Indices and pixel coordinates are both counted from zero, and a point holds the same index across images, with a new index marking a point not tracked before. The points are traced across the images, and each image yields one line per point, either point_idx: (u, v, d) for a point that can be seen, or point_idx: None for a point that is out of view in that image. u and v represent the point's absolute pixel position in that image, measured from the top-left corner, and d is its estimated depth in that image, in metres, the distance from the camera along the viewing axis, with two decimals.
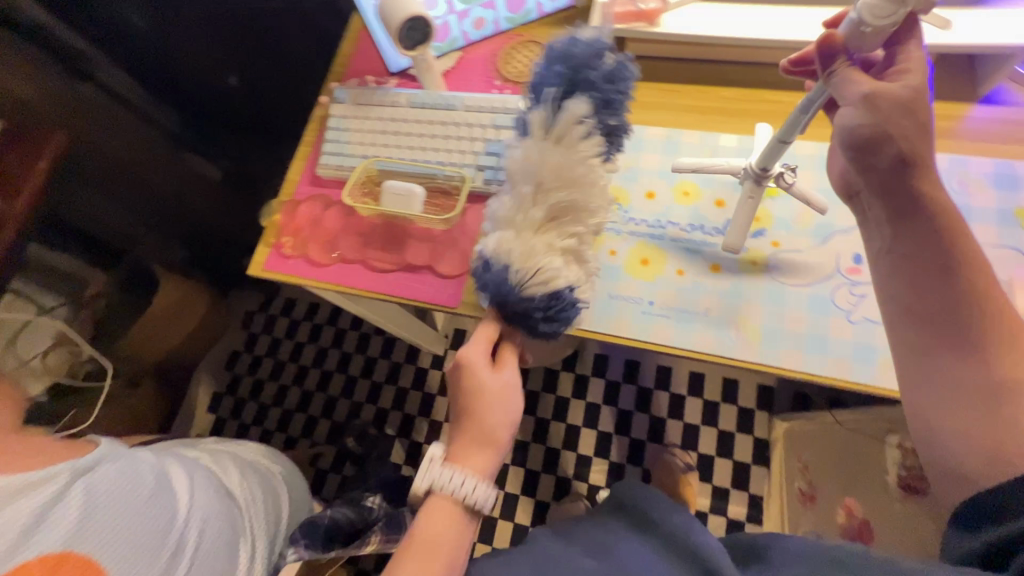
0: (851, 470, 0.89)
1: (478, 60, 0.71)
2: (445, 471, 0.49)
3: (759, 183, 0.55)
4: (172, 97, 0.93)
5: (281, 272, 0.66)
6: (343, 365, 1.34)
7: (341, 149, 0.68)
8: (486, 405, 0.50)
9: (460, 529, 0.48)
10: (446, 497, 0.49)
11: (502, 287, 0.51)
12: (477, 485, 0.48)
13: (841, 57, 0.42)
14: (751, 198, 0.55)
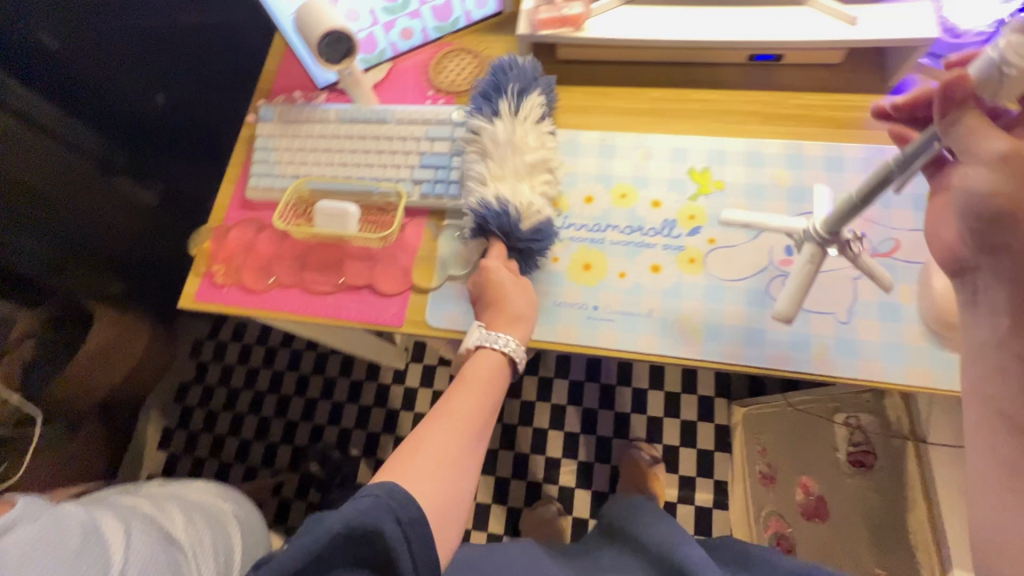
0: (805, 450, 0.91)
1: (409, 70, 0.70)
2: (490, 334, 0.52)
3: (823, 247, 0.48)
4: (89, 114, 0.82)
5: (213, 302, 0.63)
6: (299, 386, 1.30)
7: (270, 170, 0.66)
8: (511, 291, 0.54)
9: (499, 391, 0.50)
10: (492, 354, 0.51)
11: (505, 220, 0.56)
12: (518, 347, 0.52)
13: (968, 102, 0.34)
14: (812, 261, 0.48)
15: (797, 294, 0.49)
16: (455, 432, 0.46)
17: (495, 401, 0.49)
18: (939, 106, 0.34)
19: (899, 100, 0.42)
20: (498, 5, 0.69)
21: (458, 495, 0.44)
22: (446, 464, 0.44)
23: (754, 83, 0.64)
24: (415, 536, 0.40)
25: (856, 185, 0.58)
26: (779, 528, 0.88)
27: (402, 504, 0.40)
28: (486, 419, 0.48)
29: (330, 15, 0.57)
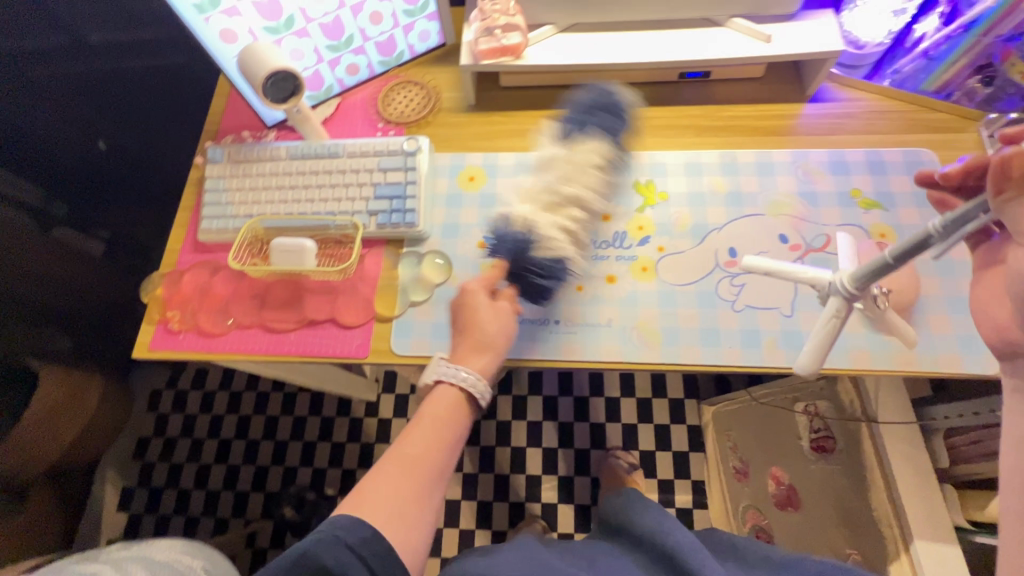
0: (770, 440, 0.96)
1: (358, 104, 0.72)
2: (451, 368, 0.52)
3: (850, 302, 0.46)
4: (25, 165, 0.79)
5: (169, 350, 0.61)
6: (268, 428, 1.26)
7: (222, 211, 0.65)
8: (485, 320, 0.54)
9: (457, 424, 0.51)
10: (450, 387, 0.52)
11: (514, 243, 0.57)
12: (479, 382, 0.52)
13: None
14: (839, 315, 0.46)
15: (823, 345, 0.47)
16: (406, 468, 0.47)
17: (452, 433, 0.50)
18: (997, 180, 0.33)
19: (952, 169, 0.44)
20: (440, 38, 0.72)
21: (416, 524, 0.45)
22: (399, 497, 0.45)
23: (686, 99, 0.68)
24: (372, 558, 0.42)
25: (787, 187, 0.62)
26: (757, 521, 0.92)
27: (352, 531, 0.42)
28: (441, 453, 0.49)
29: (277, 56, 0.58)
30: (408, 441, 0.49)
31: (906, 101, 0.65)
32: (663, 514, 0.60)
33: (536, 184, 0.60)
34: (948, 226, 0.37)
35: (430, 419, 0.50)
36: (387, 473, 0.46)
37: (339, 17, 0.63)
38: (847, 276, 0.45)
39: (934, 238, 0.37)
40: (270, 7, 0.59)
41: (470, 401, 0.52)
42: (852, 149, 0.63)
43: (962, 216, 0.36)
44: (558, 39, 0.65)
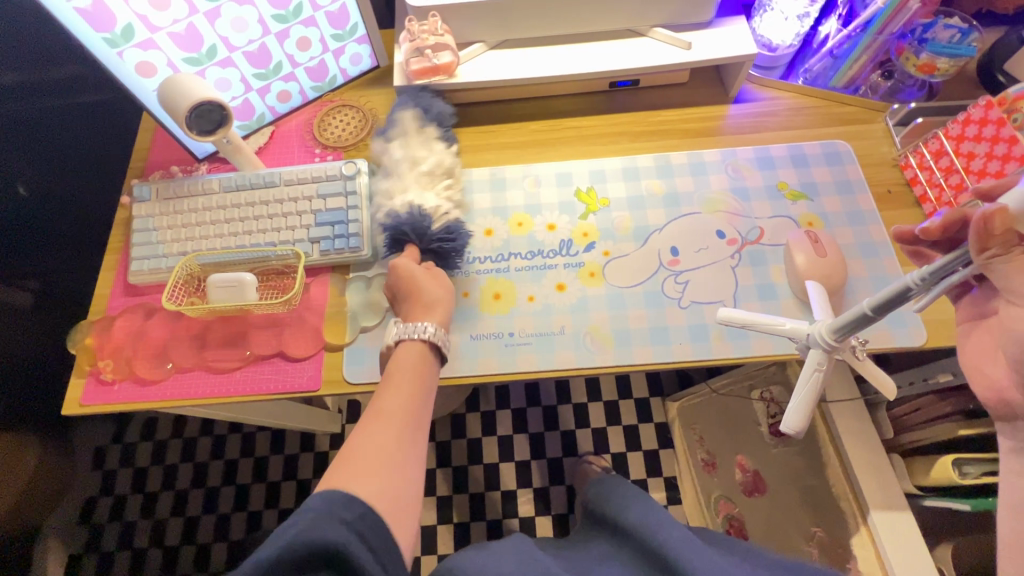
0: (734, 428, 0.98)
1: (292, 131, 0.70)
2: (406, 327, 0.51)
3: (830, 353, 0.44)
4: None
5: (103, 403, 0.57)
6: (226, 472, 1.20)
7: (153, 251, 0.62)
8: (426, 285, 0.55)
9: (430, 376, 0.49)
10: (414, 344, 0.50)
11: (411, 222, 0.59)
12: (438, 331, 0.51)
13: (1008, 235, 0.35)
14: (821, 369, 0.45)
15: (808, 403, 0.45)
16: (389, 428, 0.44)
17: (426, 387, 0.48)
18: (981, 237, 0.36)
19: (931, 225, 0.44)
20: (373, 60, 0.72)
21: (405, 491, 0.42)
22: (386, 458, 0.42)
23: (618, 107, 0.70)
24: (372, 535, 0.38)
25: (720, 184, 0.65)
26: (728, 510, 0.94)
27: (346, 507, 0.38)
28: (419, 409, 0.46)
29: (203, 86, 0.57)
30: (382, 401, 0.46)
31: (820, 98, 0.69)
32: (650, 508, 0.55)
33: (407, 175, 0.63)
34: (929, 279, 0.36)
35: (402, 377, 0.48)
36: (371, 436, 0.43)
37: (265, 44, 0.62)
38: (825, 328, 0.44)
39: (914, 289, 0.37)
40: (190, 38, 0.58)
41: (434, 353, 0.51)
42: (775, 144, 0.67)
43: (944, 267, 0.36)
44: (489, 56, 0.66)
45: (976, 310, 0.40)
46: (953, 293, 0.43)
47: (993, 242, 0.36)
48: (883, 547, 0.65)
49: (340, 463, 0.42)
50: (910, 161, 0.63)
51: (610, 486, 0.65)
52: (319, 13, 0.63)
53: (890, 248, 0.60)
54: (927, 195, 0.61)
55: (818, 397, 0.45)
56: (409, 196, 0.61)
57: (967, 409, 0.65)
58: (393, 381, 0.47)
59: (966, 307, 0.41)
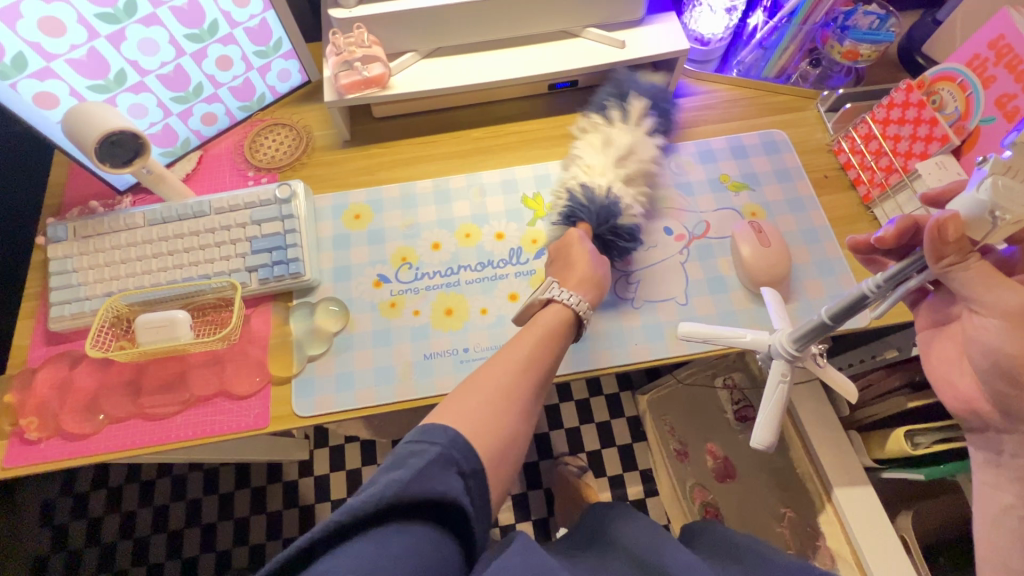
0: (703, 416, 0.99)
1: (222, 155, 0.67)
2: (562, 290, 0.52)
3: (791, 364, 0.46)
4: None
5: (29, 465, 0.53)
6: (190, 513, 1.14)
7: (73, 294, 0.57)
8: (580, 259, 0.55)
9: (561, 344, 0.49)
10: (561, 309, 0.51)
11: (602, 209, 0.59)
12: (582, 301, 0.51)
13: (954, 241, 0.36)
14: (785, 379, 0.46)
15: (773, 416, 0.46)
16: (513, 380, 0.44)
17: (557, 353, 0.49)
18: (934, 243, 0.36)
19: (885, 233, 0.44)
20: (302, 76, 0.69)
21: (509, 444, 0.42)
22: (506, 405, 0.43)
23: (561, 109, 0.70)
24: (477, 490, 0.38)
25: (665, 180, 0.65)
26: (704, 497, 0.95)
27: (465, 456, 0.37)
28: (543, 373, 0.47)
29: (115, 115, 0.53)
30: (516, 351, 0.47)
31: (753, 88, 0.70)
32: (646, 526, 0.56)
33: (600, 158, 0.62)
34: (885, 283, 0.37)
35: (538, 334, 0.49)
36: (499, 382, 0.44)
37: (180, 66, 0.59)
38: (785, 338, 0.45)
39: (871, 296, 0.38)
40: (92, 65, 0.54)
41: (574, 320, 0.52)
42: (715, 138, 0.67)
43: (897, 274, 0.37)
44: (422, 66, 0.65)
45: (936, 316, 0.43)
46: (912, 298, 0.46)
47: (947, 250, 0.36)
48: (852, 527, 0.66)
49: (457, 396, 0.42)
50: (843, 146, 0.64)
51: (594, 507, 0.64)
52: (237, 30, 0.60)
53: (830, 232, 0.61)
54: (861, 178, 0.62)
55: (783, 410, 0.46)
56: (603, 184, 0.61)
57: (913, 381, 0.66)
58: (533, 334, 0.48)
59: (926, 313, 0.44)
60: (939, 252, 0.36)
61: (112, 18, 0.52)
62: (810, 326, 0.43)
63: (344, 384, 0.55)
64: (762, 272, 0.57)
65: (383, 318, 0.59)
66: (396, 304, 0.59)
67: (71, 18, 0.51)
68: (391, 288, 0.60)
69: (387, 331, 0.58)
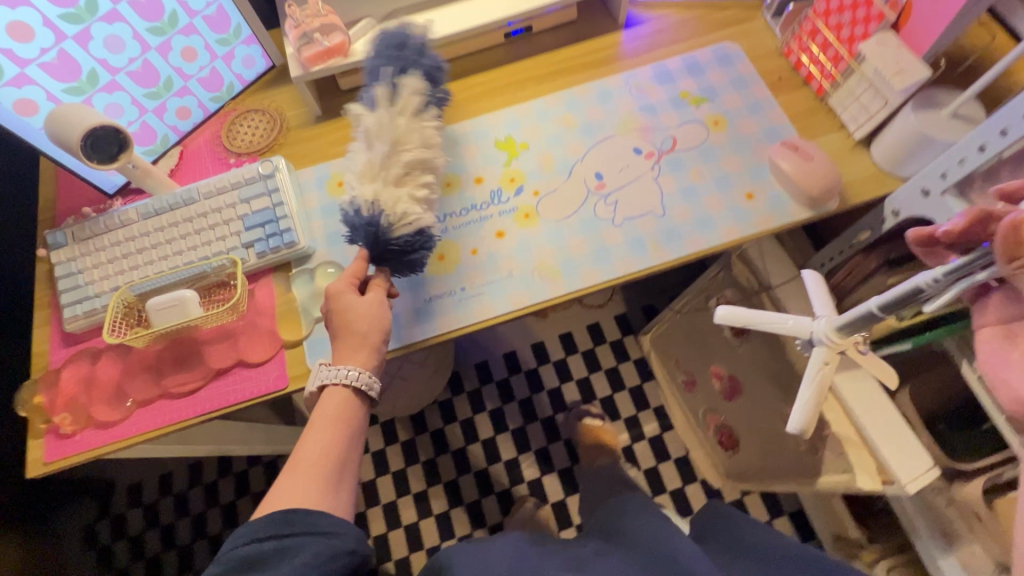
0: (700, 341, 1.02)
1: (202, 147, 0.69)
2: (333, 369, 0.51)
3: (834, 350, 0.52)
4: None
5: (68, 455, 0.56)
6: (226, 515, 1.17)
7: (82, 293, 0.60)
8: (359, 320, 0.53)
9: (353, 424, 0.49)
10: (338, 390, 0.50)
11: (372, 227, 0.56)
12: (364, 374, 0.51)
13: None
14: (828, 364, 0.52)
15: (813, 403, 0.52)
16: (313, 475, 0.45)
17: (354, 433, 0.49)
18: (1009, 240, 0.38)
19: (953, 228, 0.45)
20: (267, 61, 0.71)
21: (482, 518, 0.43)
22: (320, 482, 0.45)
23: (519, 56, 0.72)
24: (281, 526, 0.41)
25: (629, 105, 0.68)
26: (716, 419, 1.04)
27: (246, 531, 0.41)
28: (346, 448, 0.48)
29: (90, 112, 0.55)
30: (304, 451, 0.46)
31: (700, 8, 0.73)
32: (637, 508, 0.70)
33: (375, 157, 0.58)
34: (943, 279, 0.41)
35: (325, 422, 0.48)
36: (294, 485, 0.44)
37: (147, 61, 0.61)
38: (829, 327, 0.51)
39: (927, 288, 0.42)
40: (64, 67, 0.56)
41: (360, 399, 0.51)
42: (670, 59, 0.70)
43: (961, 267, 0.41)
44: (379, 31, 0.67)
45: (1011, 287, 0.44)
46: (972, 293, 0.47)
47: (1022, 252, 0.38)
48: (854, 411, 0.69)
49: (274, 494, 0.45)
50: (793, 48, 0.67)
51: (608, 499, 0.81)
52: (196, 19, 0.62)
53: (790, 128, 0.64)
54: (812, 73, 0.65)
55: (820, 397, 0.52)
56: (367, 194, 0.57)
57: (889, 259, 0.66)
58: (314, 430, 0.48)
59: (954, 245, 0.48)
60: (1008, 253, 0.38)
61: (75, 18, 0.55)
62: (856, 316, 0.49)
63: None
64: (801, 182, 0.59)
65: None
66: None
67: (37, 22, 0.53)
68: None
69: None
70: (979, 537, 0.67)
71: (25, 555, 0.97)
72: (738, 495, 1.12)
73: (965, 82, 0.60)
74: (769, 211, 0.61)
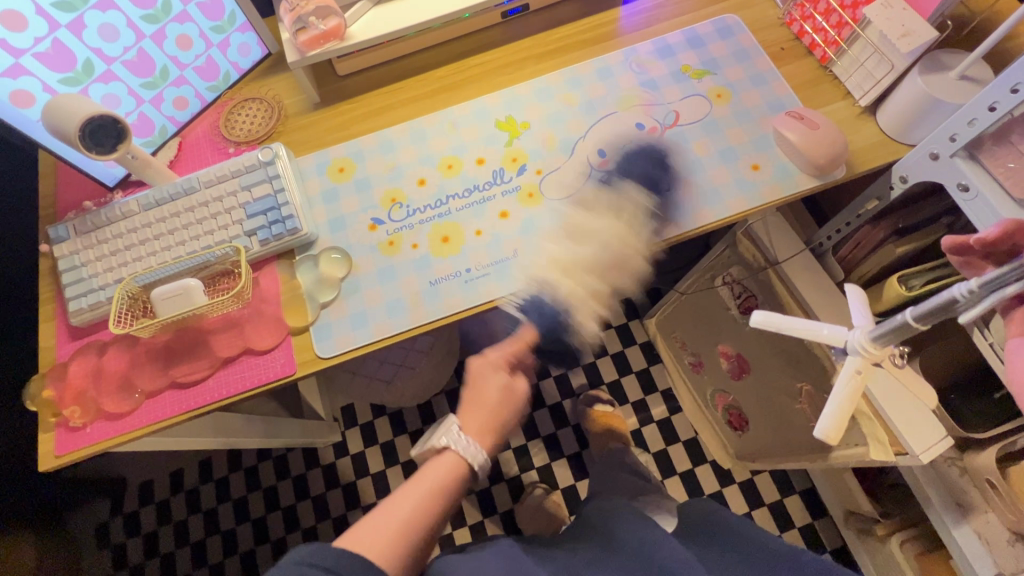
0: (707, 322, 1.02)
1: (201, 137, 0.68)
2: (460, 436, 0.50)
3: (870, 361, 0.49)
4: None
5: (79, 449, 0.55)
6: (238, 509, 1.18)
7: (86, 286, 0.59)
8: (497, 400, 0.53)
9: (445, 502, 0.48)
10: (452, 457, 0.50)
11: (551, 318, 0.55)
12: (480, 454, 0.50)
13: None
14: (860, 373, 0.49)
15: (843, 409, 0.49)
16: (395, 540, 0.44)
17: (442, 512, 0.48)
18: None
19: (988, 234, 0.46)
20: (263, 48, 0.70)
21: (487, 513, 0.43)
22: (400, 548, 0.44)
23: (516, 35, 0.72)
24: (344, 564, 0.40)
25: (629, 81, 0.67)
26: (726, 400, 1.04)
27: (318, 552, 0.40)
28: (430, 521, 0.47)
29: (87, 102, 0.54)
30: (400, 507, 0.46)
31: None
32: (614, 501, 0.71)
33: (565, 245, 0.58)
34: (978, 290, 0.39)
35: (428, 488, 0.48)
36: (374, 538, 0.44)
37: (142, 50, 0.60)
38: (864, 337, 0.48)
39: (961, 299, 0.40)
40: (58, 57, 0.55)
41: (466, 473, 0.51)
42: (670, 33, 0.69)
43: (996, 280, 0.38)
44: (375, 13, 0.66)
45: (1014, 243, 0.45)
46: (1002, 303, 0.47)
47: None
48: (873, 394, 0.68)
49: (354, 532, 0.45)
50: (794, 17, 0.67)
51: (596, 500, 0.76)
52: (190, 6, 0.62)
53: (793, 97, 0.63)
54: (815, 41, 0.64)
55: (851, 404, 0.49)
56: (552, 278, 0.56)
57: (897, 228, 0.67)
58: (417, 487, 0.48)
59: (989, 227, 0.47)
60: None
61: (67, 6, 0.54)
62: (891, 326, 0.45)
63: (360, 322, 0.58)
64: (817, 151, 0.58)
65: (383, 257, 0.61)
66: (394, 243, 0.62)
67: (30, 10, 0.53)
68: (387, 229, 0.62)
69: (390, 268, 0.60)
70: (993, 506, 0.67)
71: (39, 554, 0.98)
72: (748, 474, 1.11)
73: (971, 44, 0.59)
74: (775, 183, 0.60)
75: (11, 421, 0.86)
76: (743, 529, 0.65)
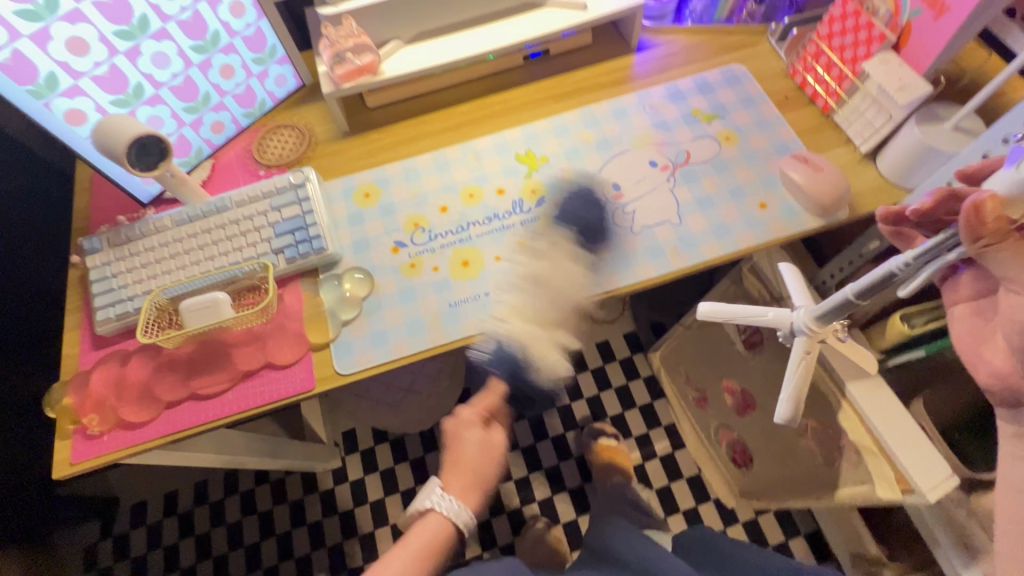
0: (712, 355, 1.03)
1: (233, 160, 0.71)
2: (444, 498, 0.53)
3: (812, 339, 0.55)
4: None
5: (94, 457, 0.56)
6: (232, 535, 1.15)
7: (116, 296, 0.61)
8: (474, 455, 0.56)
9: (436, 560, 0.52)
10: (436, 517, 0.53)
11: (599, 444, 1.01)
12: (466, 514, 0.53)
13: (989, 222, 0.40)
14: (808, 353, 0.55)
15: (799, 387, 0.55)
16: None
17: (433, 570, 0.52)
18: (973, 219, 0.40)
19: (921, 205, 0.48)
20: (297, 80, 0.75)
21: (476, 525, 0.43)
22: None
23: (536, 76, 0.76)
24: None
25: (643, 121, 0.71)
26: (730, 436, 1.04)
27: None
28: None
29: (136, 122, 0.58)
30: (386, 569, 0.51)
31: (709, 33, 0.77)
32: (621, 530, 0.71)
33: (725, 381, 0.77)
34: (913, 262, 0.44)
35: (416, 549, 0.51)
36: None
37: (189, 77, 0.64)
38: (807, 316, 0.54)
39: (899, 273, 0.45)
40: (113, 80, 0.59)
41: (455, 531, 0.54)
42: (681, 79, 0.74)
43: (930, 250, 0.43)
44: (407, 52, 0.71)
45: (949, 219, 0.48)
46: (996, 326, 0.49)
47: (984, 232, 0.40)
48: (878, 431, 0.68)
49: None
50: (797, 69, 0.71)
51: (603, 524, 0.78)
52: (236, 39, 0.66)
53: (797, 142, 0.67)
54: (818, 92, 0.69)
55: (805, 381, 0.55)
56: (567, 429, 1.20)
57: None
58: (402, 550, 0.51)
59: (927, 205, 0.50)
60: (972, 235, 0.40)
61: (127, 35, 0.58)
62: (835, 303, 0.51)
63: (379, 341, 0.60)
64: (821, 192, 0.61)
65: (405, 279, 0.63)
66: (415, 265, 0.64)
67: (94, 38, 0.56)
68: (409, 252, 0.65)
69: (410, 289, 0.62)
70: None
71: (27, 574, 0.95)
72: (751, 513, 1.10)
73: (962, 98, 0.64)
74: (782, 221, 0.63)
75: (16, 433, 0.85)
76: (744, 559, 0.63)
